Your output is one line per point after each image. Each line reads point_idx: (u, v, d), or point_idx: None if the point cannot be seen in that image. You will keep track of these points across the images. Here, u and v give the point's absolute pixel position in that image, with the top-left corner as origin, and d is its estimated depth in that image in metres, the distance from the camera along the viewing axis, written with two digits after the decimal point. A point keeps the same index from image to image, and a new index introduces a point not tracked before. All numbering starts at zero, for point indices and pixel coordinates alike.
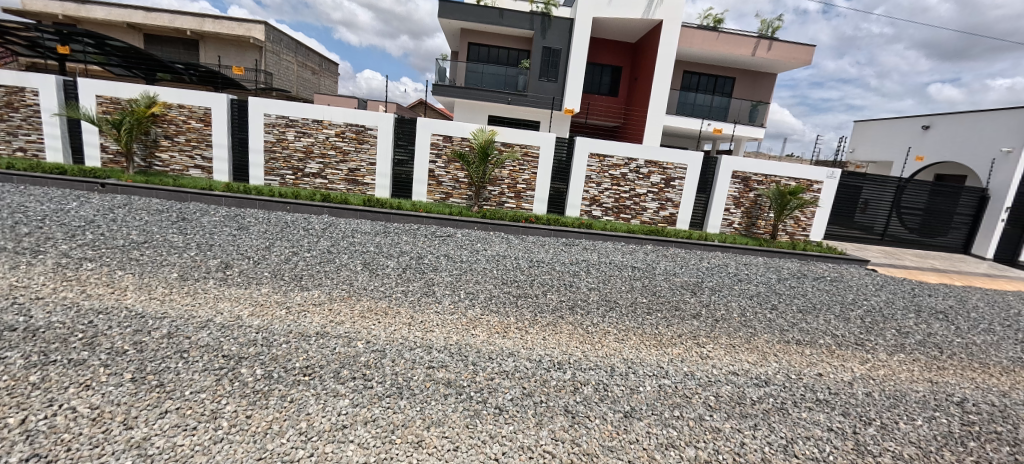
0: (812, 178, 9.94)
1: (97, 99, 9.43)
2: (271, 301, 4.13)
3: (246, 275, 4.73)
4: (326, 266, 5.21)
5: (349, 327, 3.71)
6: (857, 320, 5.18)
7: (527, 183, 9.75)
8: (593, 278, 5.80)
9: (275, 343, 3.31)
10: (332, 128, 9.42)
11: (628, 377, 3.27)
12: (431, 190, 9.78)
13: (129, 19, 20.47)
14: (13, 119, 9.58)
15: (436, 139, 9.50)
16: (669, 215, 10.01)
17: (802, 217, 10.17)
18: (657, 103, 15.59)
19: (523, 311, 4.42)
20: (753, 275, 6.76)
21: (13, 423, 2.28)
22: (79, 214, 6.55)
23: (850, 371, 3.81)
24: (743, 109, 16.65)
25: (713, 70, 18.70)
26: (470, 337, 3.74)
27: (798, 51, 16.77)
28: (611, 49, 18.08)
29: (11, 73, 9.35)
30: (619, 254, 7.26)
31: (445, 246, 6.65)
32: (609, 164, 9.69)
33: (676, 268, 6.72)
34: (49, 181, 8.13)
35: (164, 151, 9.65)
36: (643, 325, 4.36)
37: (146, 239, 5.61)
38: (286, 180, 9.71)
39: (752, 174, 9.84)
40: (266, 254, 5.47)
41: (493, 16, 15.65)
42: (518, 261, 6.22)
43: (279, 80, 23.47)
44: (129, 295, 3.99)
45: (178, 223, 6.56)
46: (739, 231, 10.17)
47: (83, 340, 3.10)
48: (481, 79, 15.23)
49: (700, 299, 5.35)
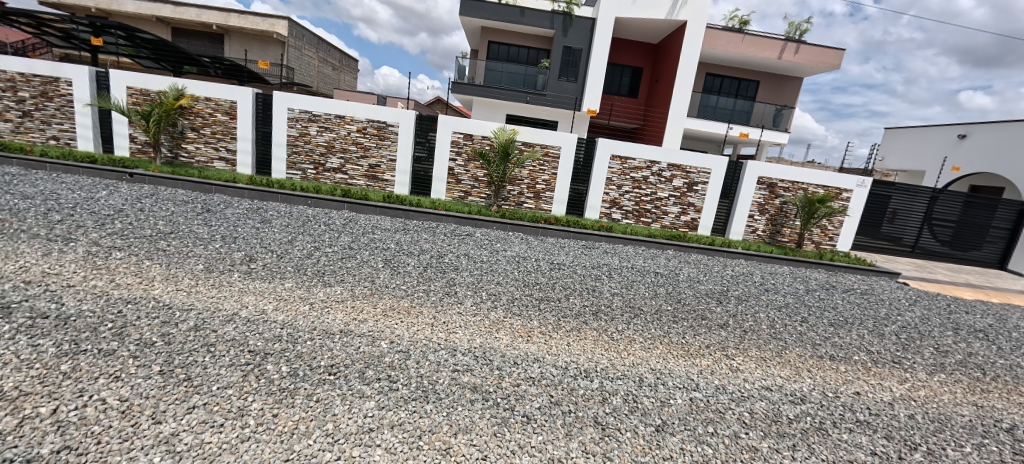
0: (841, 186, 9.63)
1: (128, 90, 9.63)
2: (295, 296, 4.13)
3: (269, 268, 4.74)
4: (348, 262, 5.20)
5: (373, 325, 3.68)
6: (892, 335, 5.00)
7: (547, 183, 9.65)
8: (616, 282, 5.70)
9: (300, 339, 3.29)
10: (354, 124, 9.47)
11: (657, 388, 3.17)
12: (450, 188, 9.76)
13: (159, 12, 20.97)
14: (47, 108, 9.83)
15: (457, 137, 9.47)
16: (691, 220, 9.82)
17: (829, 226, 9.87)
18: (678, 105, 15.34)
19: (546, 315, 4.35)
20: (780, 285, 6.58)
21: (45, 413, 2.30)
22: (108, 202, 6.68)
23: (889, 391, 3.64)
24: (766, 114, 16.33)
25: (737, 73, 18.35)
26: (494, 340, 3.69)
27: (825, 55, 16.38)
28: (632, 50, 17.87)
29: (46, 63, 9.61)
30: (640, 259, 7.13)
31: (465, 246, 6.60)
32: (631, 167, 9.54)
33: (699, 275, 6.56)
34: (81, 170, 8.33)
35: (190, 143, 9.81)
36: (669, 334, 4.25)
37: (173, 230, 5.68)
38: (308, 174, 9.79)
39: (779, 180, 9.58)
40: (289, 248, 5.49)
41: (514, 14, 15.57)
42: (539, 263, 6.14)
43: (301, 75, 23.78)
44: (157, 286, 4.02)
45: (203, 214, 6.66)
46: (763, 238, 9.93)
47: (112, 330, 3.12)
48: (500, 77, 15.18)
49: (726, 309, 5.20)
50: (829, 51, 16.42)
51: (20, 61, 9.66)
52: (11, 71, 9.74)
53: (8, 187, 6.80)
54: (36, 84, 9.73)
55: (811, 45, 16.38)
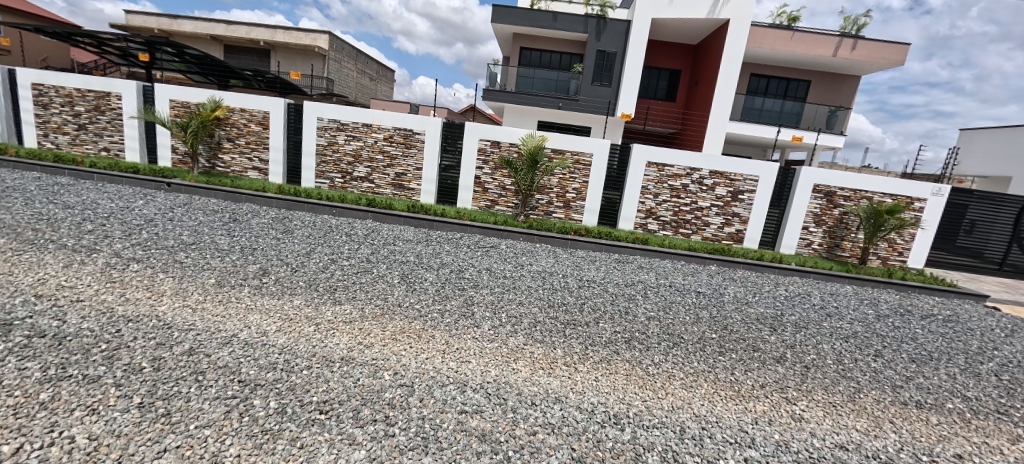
0: (912, 194, 8.59)
1: (170, 103, 9.98)
2: (301, 315, 3.87)
3: (281, 283, 4.53)
4: (363, 277, 4.95)
5: (378, 352, 3.37)
6: (991, 377, 4.28)
7: (578, 192, 9.16)
8: (652, 304, 5.14)
9: (295, 368, 2.99)
10: (381, 132, 9.37)
11: (703, 444, 2.70)
12: (476, 197, 9.46)
13: (211, 31, 22.20)
14: (100, 121, 10.35)
15: (484, 144, 9.19)
16: (736, 232, 9.03)
17: (898, 240, 8.82)
18: (720, 107, 14.44)
19: (572, 343, 3.90)
20: (844, 309, 5.83)
21: (5, 452, 2.08)
22: (141, 212, 6.80)
23: (999, 453, 3.03)
24: (818, 116, 15.16)
25: (785, 73, 17.19)
26: (510, 373, 3.28)
27: (887, 50, 15.05)
28: (670, 52, 17.11)
29: (100, 78, 10.14)
30: (679, 276, 6.52)
31: (488, 259, 6.23)
32: (668, 175, 8.89)
33: (748, 296, 5.90)
34: (124, 180, 8.62)
35: (226, 154, 10.04)
36: (715, 370, 3.72)
37: (195, 240, 5.63)
38: (336, 183, 9.77)
39: (837, 188, 8.66)
40: (305, 261, 5.31)
41: (547, 19, 15.25)
42: (566, 279, 5.67)
43: (340, 86, 24.45)
44: (164, 301, 3.87)
45: (228, 224, 6.65)
46: (819, 252, 9.00)
47: (104, 353, 2.93)
48: (532, 83, 14.87)
49: (782, 338, 4.57)
50: (891, 46, 15.08)
51: (77, 77, 10.23)
52: (69, 87, 10.32)
53: (54, 197, 7.07)
54: (91, 99, 10.28)
55: (870, 41, 15.09)
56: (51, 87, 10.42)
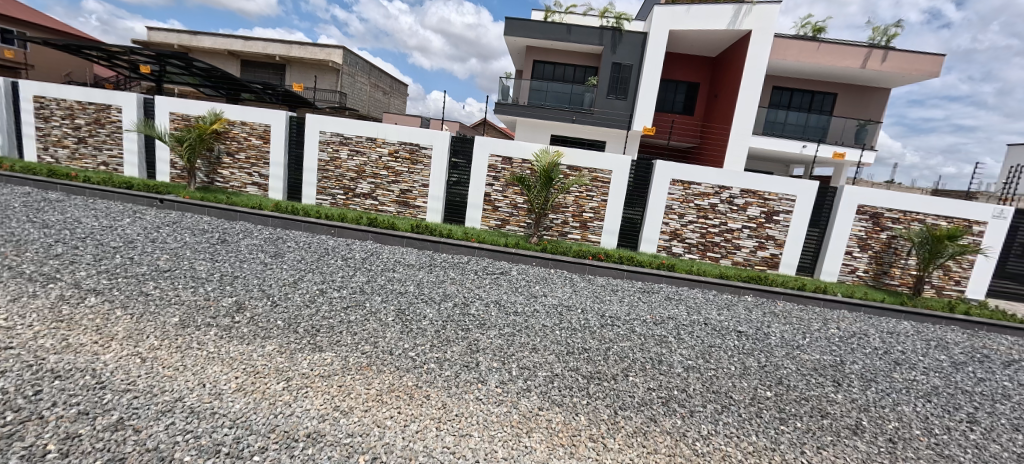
0: (970, 217, 7.75)
1: (170, 116, 9.61)
2: (271, 367, 3.21)
3: (257, 323, 3.89)
4: (352, 314, 4.29)
5: (357, 423, 2.68)
6: None
7: (595, 211, 8.47)
8: (689, 349, 4.38)
9: (244, 452, 2.32)
10: (386, 147, 8.85)
11: None
12: (486, 216, 8.83)
13: (228, 46, 22.34)
14: (99, 134, 10.03)
15: (494, 160, 8.59)
16: (770, 256, 8.22)
17: (955, 268, 7.93)
18: (743, 121, 13.68)
19: (598, 407, 3.17)
20: (911, 355, 5.07)
21: None
22: (124, 232, 6.30)
23: None
24: (847, 129, 14.33)
25: (809, 86, 16.41)
26: (521, 455, 2.57)
27: (921, 61, 14.20)
28: (688, 65, 16.47)
29: (101, 91, 9.84)
30: (713, 310, 5.77)
31: (498, 288, 5.58)
32: (694, 193, 8.16)
33: (797, 338, 5.13)
34: (115, 195, 8.18)
35: (225, 169, 9.60)
36: (781, 448, 2.97)
37: (171, 267, 5.04)
38: (337, 200, 9.23)
39: (885, 209, 7.85)
40: (290, 292, 4.69)
41: (561, 32, 14.79)
42: (586, 316, 4.94)
43: (353, 100, 24.31)
44: (112, 348, 3.25)
45: (215, 246, 6.11)
46: (865, 280, 8.14)
47: (3, 429, 2.30)
48: (545, 96, 14.34)
49: (851, 398, 3.86)
50: (925, 57, 14.24)
51: (78, 90, 9.95)
52: (70, 99, 10.05)
53: (34, 214, 6.60)
54: (91, 112, 9.98)
55: (902, 52, 14.26)
56: (52, 100, 10.17)
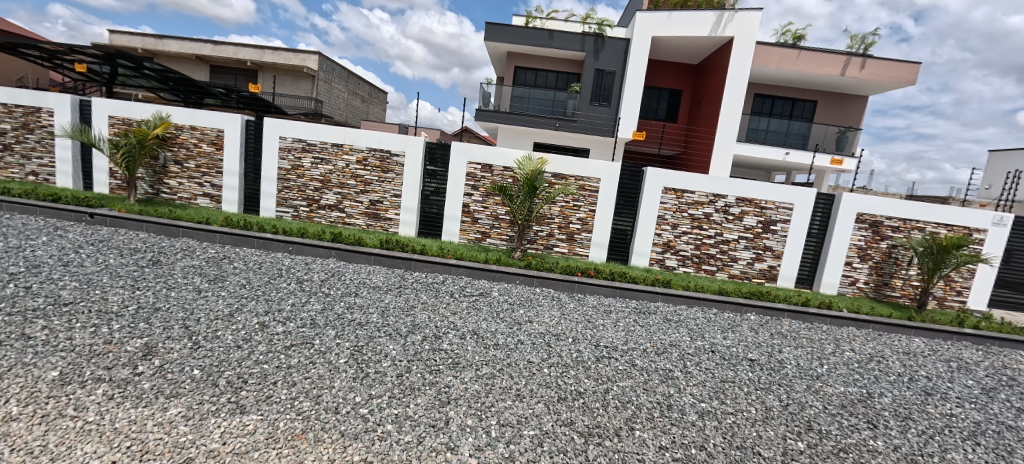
0: (971, 225, 7.42)
1: (110, 120, 8.61)
2: (167, 444, 2.39)
3: (166, 375, 3.05)
4: (298, 357, 3.50)
5: None
6: None
7: (583, 223, 7.85)
8: (700, 387, 3.73)
9: None
10: (353, 153, 8.06)
11: None
12: (465, 228, 8.11)
13: (193, 51, 21.21)
14: (28, 140, 8.94)
15: (473, 168, 7.90)
16: (768, 268, 7.73)
17: (957, 278, 7.58)
18: (728, 128, 13.34)
19: None
20: (939, 383, 4.52)
21: None
22: (33, 254, 5.33)
23: None
24: (830, 136, 14.20)
25: (791, 93, 16.31)
26: None
27: (899, 68, 14.21)
28: (672, 72, 16.18)
29: (30, 92, 8.77)
30: (717, 334, 5.14)
31: (477, 315, 4.84)
32: (688, 203, 7.62)
33: (814, 366, 4.54)
34: (38, 210, 7.15)
35: (172, 178, 8.64)
36: None
37: (75, 299, 4.14)
38: (300, 212, 8.37)
39: (884, 218, 7.45)
40: (224, 329, 3.85)
41: (542, 37, 14.27)
42: (578, 348, 4.23)
43: (329, 108, 23.37)
44: None
45: (143, 269, 5.20)
46: (865, 292, 7.72)
47: None
48: (527, 103, 13.75)
49: (891, 444, 3.27)
50: (902, 64, 14.26)
51: (4, 91, 8.86)
52: None
53: None
54: (19, 116, 8.88)
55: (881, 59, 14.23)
56: None
